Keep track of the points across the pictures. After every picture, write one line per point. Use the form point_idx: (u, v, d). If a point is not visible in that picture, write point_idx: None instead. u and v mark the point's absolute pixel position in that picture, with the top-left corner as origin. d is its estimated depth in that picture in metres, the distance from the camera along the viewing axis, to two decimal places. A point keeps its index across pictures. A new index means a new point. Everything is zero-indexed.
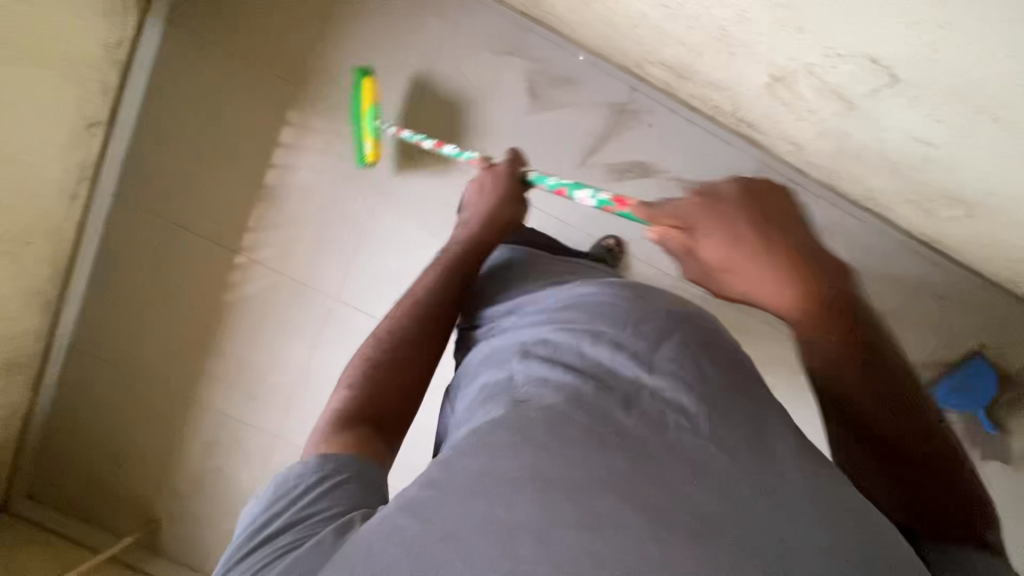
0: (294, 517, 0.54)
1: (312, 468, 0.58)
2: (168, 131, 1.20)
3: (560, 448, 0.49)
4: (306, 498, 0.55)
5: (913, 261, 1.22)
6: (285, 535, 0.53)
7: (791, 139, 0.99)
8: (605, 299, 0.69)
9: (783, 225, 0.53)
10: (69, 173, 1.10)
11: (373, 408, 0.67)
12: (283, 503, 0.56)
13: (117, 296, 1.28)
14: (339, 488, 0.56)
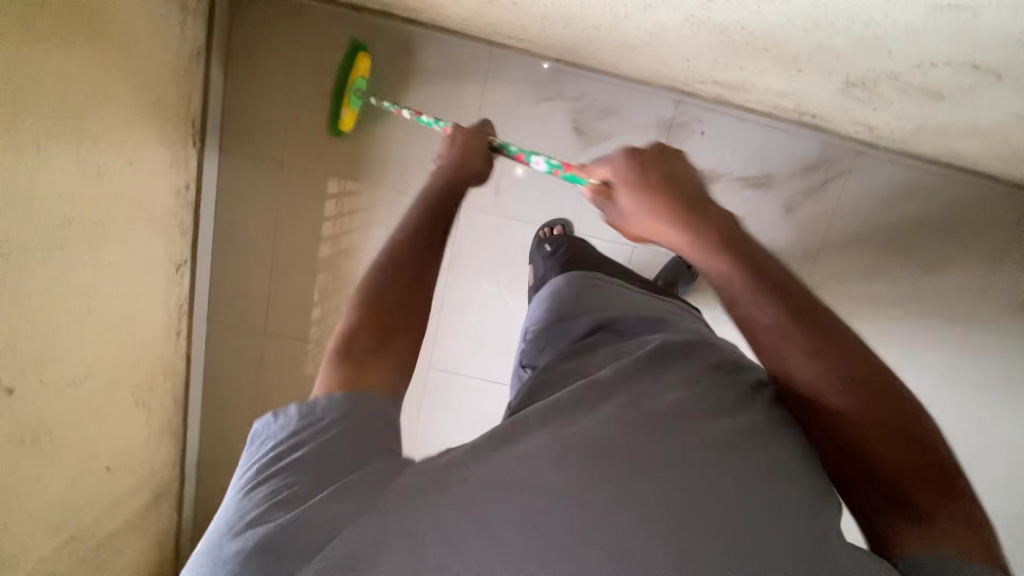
0: (302, 449, 0.45)
1: (320, 408, 0.48)
2: (242, 249, 1.25)
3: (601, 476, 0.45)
4: (312, 432, 0.46)
5: (1003, 203, 1.18)
6: (293, 471, 0.43)
7: (863, 123, 0.96)
8: (692, 356, 0.59)
9: (699, 213, 0.59)
10: (169, 313, 1.16)
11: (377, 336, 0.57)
12: (295, 431, 0.46)
13: (231, 409, 1.36)
14: (342, 429, 0.46)
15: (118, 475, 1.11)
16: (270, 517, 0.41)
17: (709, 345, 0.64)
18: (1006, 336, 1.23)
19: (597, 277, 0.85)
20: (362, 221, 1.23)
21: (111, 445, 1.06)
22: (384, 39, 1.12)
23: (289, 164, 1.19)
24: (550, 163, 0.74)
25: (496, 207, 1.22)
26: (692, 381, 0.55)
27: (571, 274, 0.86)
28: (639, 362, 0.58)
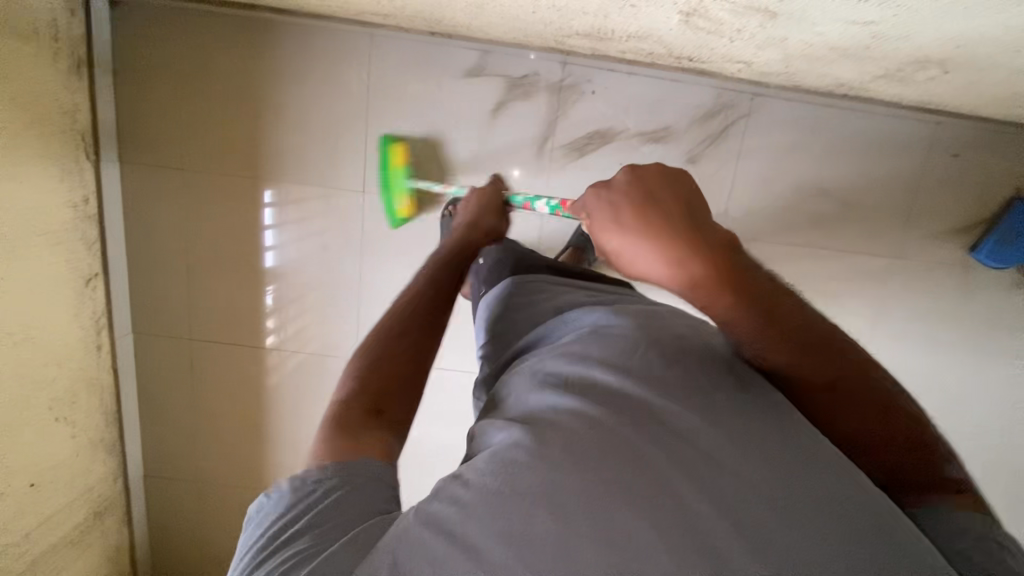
0: (303, 522, 0.46)
1: (312, 479, 0.49)
2: (155, 258, 1.26)
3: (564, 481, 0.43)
4: (329, 500, 0.47)
5: (911, 130, 1.15)
6: (304, 542, 0.44)
7: (739, 59, 0.95)
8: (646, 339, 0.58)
9: (676, 207, 0.61)
10: (86, 327, 1.19)
11: (377, 394, 0.60)
12: (293, 507, 0.48)
13: (167, 421, 1.36)
14: (352, 493, 0.48)
15: (47, 491, 1.11)
16: None
17: (663, 322, 0.63)
18: (932, 265, 1.21)
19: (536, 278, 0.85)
20: (271, 219, 1.23)
21: (33, 461, 1.07)
22: (260, 32, 1.12)
23: (190, 168, 1.20)
24: (552, 206, 0.99)
25: (400, 189, 1.20)
26: (670, 370, 0.53)
27: (510, 279, 0.85)
28: (599, 350, 0.56)
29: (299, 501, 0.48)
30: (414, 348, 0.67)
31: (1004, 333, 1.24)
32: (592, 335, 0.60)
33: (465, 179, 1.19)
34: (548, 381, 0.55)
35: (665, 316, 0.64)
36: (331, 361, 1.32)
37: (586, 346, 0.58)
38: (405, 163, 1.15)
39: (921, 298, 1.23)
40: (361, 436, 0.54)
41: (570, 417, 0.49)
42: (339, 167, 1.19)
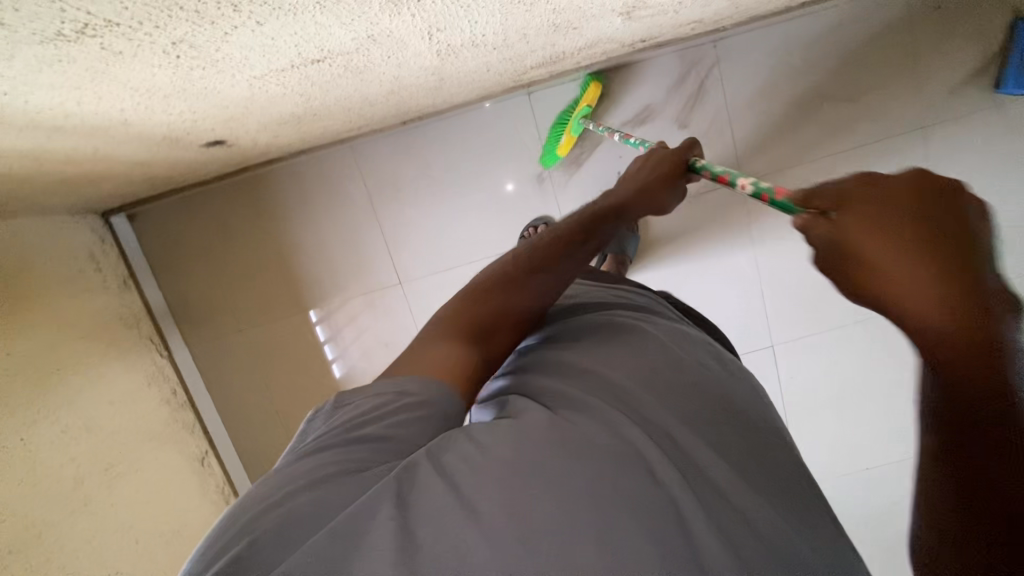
0: (367, 433, 0.47)
1: (384, 392, 0.51)
2: (248, 417, 1.35)
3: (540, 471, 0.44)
4: (392, 418, 0.49)
5: (886, 4, 1.12)
6: (347, 457, 0.46)
7: (689, 21, 0.95)
8: (680, 376, 0.57)
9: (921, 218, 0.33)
10: (214, 501, 1.28)
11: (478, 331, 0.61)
12: (348, 416, 0.49)
13: None
14: (409, 420, 0.49)
15: None
16: (302, 495, 0.42)
17: (684, 347, 0.64)
18: (967, 120, 1.15)
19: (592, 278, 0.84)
20: (322, 338, 1.30)
21: None
22: (260, 186, 1.21)
23: (247, 326, 1.29)
24: None
25: (431, 267, 1.25)
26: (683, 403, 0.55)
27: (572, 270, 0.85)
28: (619, 370, 0.57)
29: (366, 409, 0.50)
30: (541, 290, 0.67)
31: None
32: (616, 355, 0.60)
33: (485, 234, 1.23)
34: (588, 383, 0.56)
35: (688, 350, 0.63)
36: None
37: (603, 361, 0.59)
38: (585, 103, 1.10)
39: (969, 154, 1.16)
40: (433, 356, 0.57)
41: (577, 420, 0.50)
42: (370, 271, 1.26)
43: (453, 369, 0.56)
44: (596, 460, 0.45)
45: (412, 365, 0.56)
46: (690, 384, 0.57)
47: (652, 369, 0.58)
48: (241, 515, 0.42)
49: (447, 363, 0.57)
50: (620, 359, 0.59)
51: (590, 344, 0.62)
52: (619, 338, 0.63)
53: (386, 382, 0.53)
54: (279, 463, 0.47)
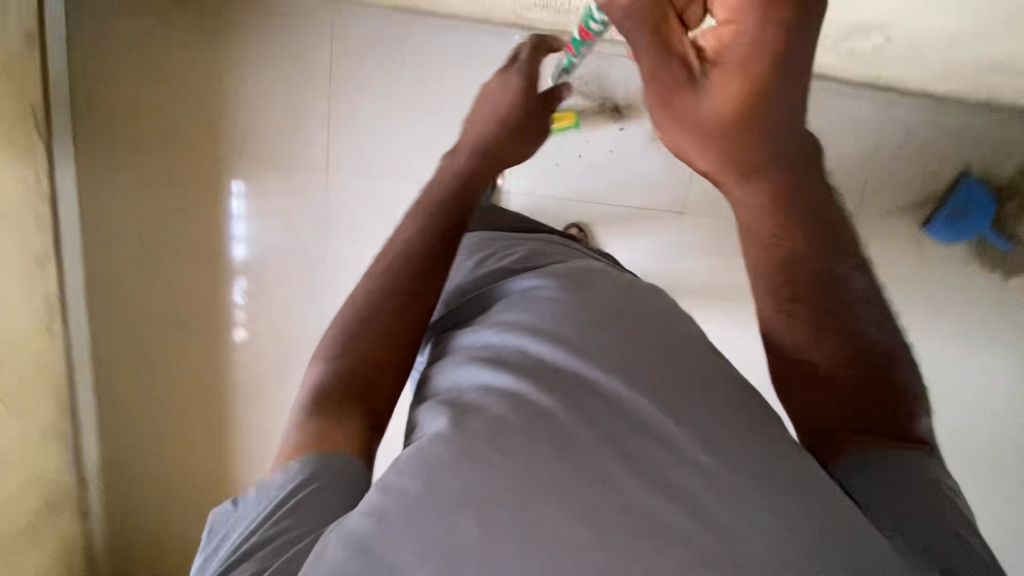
0: (269, 533, 0.51)
1: (280, 482, 0.56)
2: (112, 240, 1.23)
3: (467, 463, 0.48)
4: (290, 505, 0.53)
5: (865, 107, 1.19)
6: (257, 555, 0.49)
7: None
8: (602, 314, 0.64)
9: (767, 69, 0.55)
10: (37, 309, 1.14)
11: (350, 375, 0.66)
12: (244, 527, 0.53)
13: (129, 411, 1.32)
14: (313, 497, 0.54)
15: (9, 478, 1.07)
16: None
17: (630, 292, 0.71)
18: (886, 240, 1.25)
19: (510, 238, 0.89)
20: (235, 211, 1.22)
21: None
22: (221, 8, 1.12)
23: (149, 147, 1.18)
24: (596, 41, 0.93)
25: (365, 166, 1.19)
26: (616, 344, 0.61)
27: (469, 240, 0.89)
28: (531, 317, 0.64)
29: (256, 512, 0.54)
30: (376, 326, 0.71)
31: (955, 305, 1.29)
32: (530, 301, 0.68)
33: (429, 156, 1.19)
34: (512, 351, 0.61)
35: (643, 297, 0.70)
36: (294, 345, 1.29)
37: (520, 315, 0.66)
38: None
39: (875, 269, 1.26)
40: (321, 425, 0.61)
41: (488, 400, 0.55)
42: (302, 143, 1.18)
43: (347, 436, 0.60)
44: (516, 437, 0.50)
45: (303, 438, 0.60)
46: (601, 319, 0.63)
47: (577, 310, 0.65)
48: None
49: (338, 433, 0.61)
50: (548, 310, 0.65)
51: (517, 305, 0.68)
52: (544, 282, 0.70)
53: (287, 467, 0.57)
54: None
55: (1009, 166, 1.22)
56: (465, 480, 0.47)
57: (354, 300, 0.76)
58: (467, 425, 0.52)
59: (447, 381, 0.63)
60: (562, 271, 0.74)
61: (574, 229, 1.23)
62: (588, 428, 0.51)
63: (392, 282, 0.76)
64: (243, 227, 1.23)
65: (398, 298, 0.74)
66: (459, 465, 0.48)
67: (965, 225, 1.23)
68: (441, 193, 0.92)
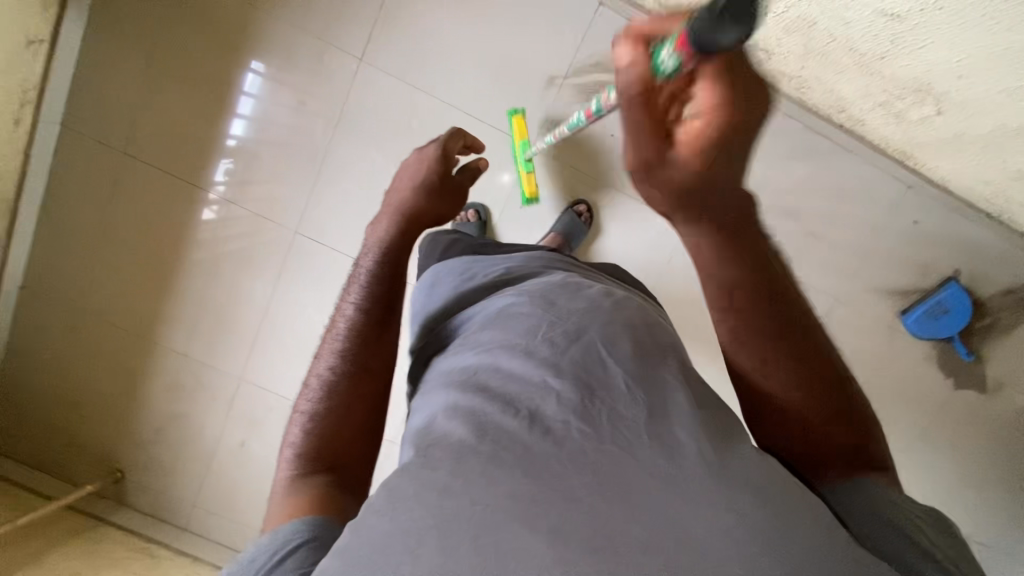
0: None
1: (261, 546, 0.53)
2: (110, 55, 1.14)
3: (428, 497, 0.47)
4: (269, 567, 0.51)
5: (888, 185, 1.22)
6: None
7: (760, 43, 0.97)
8: (580, 328, 0.62)
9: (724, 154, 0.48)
10: (9, 92, 1.04)
11: (328, 438, 0.64)
12: None
13: (68, 238, 1.23)
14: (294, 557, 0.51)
15: None
16: None
17: (624, 308, 0.68)
18: (866, 315, 1.28)
19: (495, 257, 0.89)
20: (246, 89, 1.16)
21: None
22: None
23: None
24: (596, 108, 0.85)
25: (398, 71, 1.15)
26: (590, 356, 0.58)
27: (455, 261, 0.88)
28: (506, 336, 0.63)
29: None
30: (338, 414, 0.65)
31: (907, 400, 1.33)
32: (505, 318, 0.66)
33: (465, 84, 1.16)
34: (484, 374, 0.59)
35: (631, 310, 0.68)
36: (265, 227, 1.22)
37: (494, 331, 0.65)
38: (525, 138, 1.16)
39: (844, 343, 1.30)
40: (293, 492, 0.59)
41: (454, 429, 0.53)
42: (343, 25, 1.13)
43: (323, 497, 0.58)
44: (474, 466, 0.49)
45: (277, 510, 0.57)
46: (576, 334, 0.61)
47: (551, 329, 0.62)
48: None
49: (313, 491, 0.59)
50: (524, 328, 0.63)
51: (493, 324, 0.67)
52: (526, 299, 0.69)
53: (263, 537, 0.54)
54: None
55: (994, 285, 1.27)
56: (431, 511, 0.46)
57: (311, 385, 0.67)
58: (431, 453, 0.51)
59: (423, 405, 0.61)
60: (539, 285, 0.73)
61: (581, 206, 1.21)
62: (547, 444, 0.49)
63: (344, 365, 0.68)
64: (254, 106, 1.17)
65: (354, 380, 0.67)
66: (426, 501, 0.47)
67: (940, 326, 1.26)
68: (379, 266, 0.74)
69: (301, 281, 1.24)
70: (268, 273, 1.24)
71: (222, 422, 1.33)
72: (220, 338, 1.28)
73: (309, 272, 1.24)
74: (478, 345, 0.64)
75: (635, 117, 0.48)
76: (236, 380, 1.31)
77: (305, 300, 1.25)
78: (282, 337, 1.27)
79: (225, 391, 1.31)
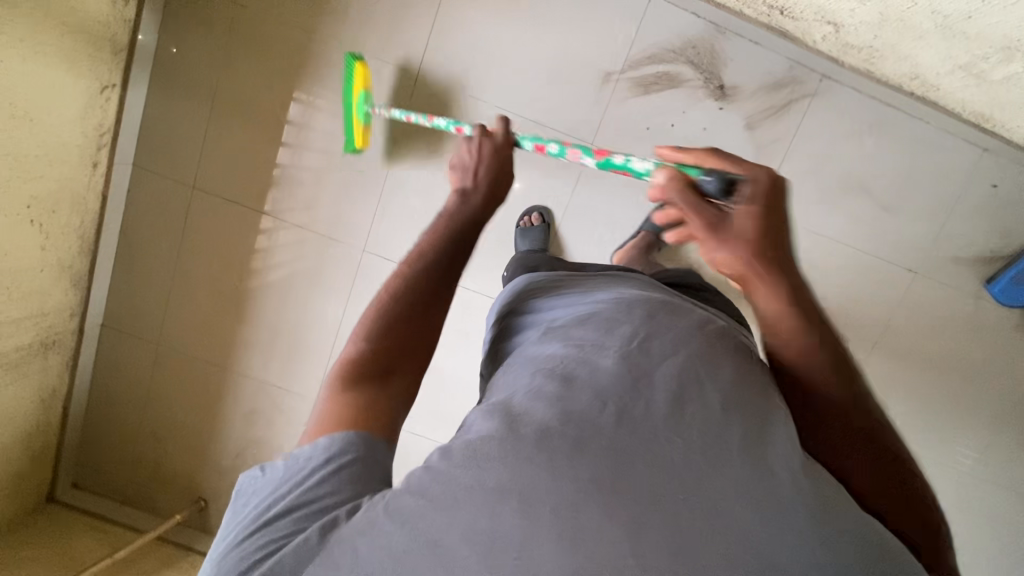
0: (286, 509, 0.44)
1: (307, 452, 0.47)
2: (176, 93, 1.18)
3: (513, 461, 0.43)
4: (315, 474, 0.45)
5: (962, 151, 1.18)
6: (282, 528, 0.43)
7: (829, 17, 0.95)
8: (686, 333, 0.55)
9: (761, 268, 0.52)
10: (87, 136, 1.07)
11: (384, 361, 0.55)
12: (266, 493, 0.46)
13: (146, 272, 1.26)
14: (346, 474, 0.46)
15: (16, 303, 1.01)
16: None
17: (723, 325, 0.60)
18: (946, 288, 1.24)
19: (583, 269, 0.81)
20: (294, 117, 1.19)
21: (10, 263, 0.98)
22: None
23: (243, 5, 1.14)
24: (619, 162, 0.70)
25: (455, 81, 1.16)
26: (695, 352, 0.53)
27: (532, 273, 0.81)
28: (602, 332, 0.57)
29: (284, 482, 0.46)
30: (414, 314, 0.58)
31: (998, 374, 1.27)
32: (597, 316, 0.60)
33: (523, 88, 1.16)
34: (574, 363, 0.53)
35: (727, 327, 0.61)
36: (331, 247, 1.23)
37: (589, 327, 0.58)
38: (363, 87, 1.07)
39: (926, 318, 1.25)
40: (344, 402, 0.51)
41: (540, 408, 0.48)
42: (400, 40, 1.15)
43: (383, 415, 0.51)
44: (562, 445, 0.44)
45: (329, 421, 0.49)
46: (685, 337, 0.55)
47: (659, 328, 0.56)
48: None
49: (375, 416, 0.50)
50: (620, 330, 0.56)
51: (582, 321, 0.60)
52: (622, 300, 0.62)
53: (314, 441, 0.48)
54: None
55: None
56: (512, 473, 0.43)
57: (410, 262, 0.62)
58: (511, 424, 0.47)
59: (496, 390, 0.55)
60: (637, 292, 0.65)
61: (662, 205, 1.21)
62: (633, 440, 0.45)
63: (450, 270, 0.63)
64: (320, 128, 1.19)
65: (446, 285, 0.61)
66: (515, 458, 0.44)
67: None
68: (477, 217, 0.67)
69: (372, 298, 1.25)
70: (337, 292, 1.25)
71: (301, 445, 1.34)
72: (295, 362, 1.30)
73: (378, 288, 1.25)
74: (564, 338, 0.58)
75: (699, 225, 0.53)
76: (312, 401, 1.32)
77: None
78: None
79: (302, 413, 1.32)
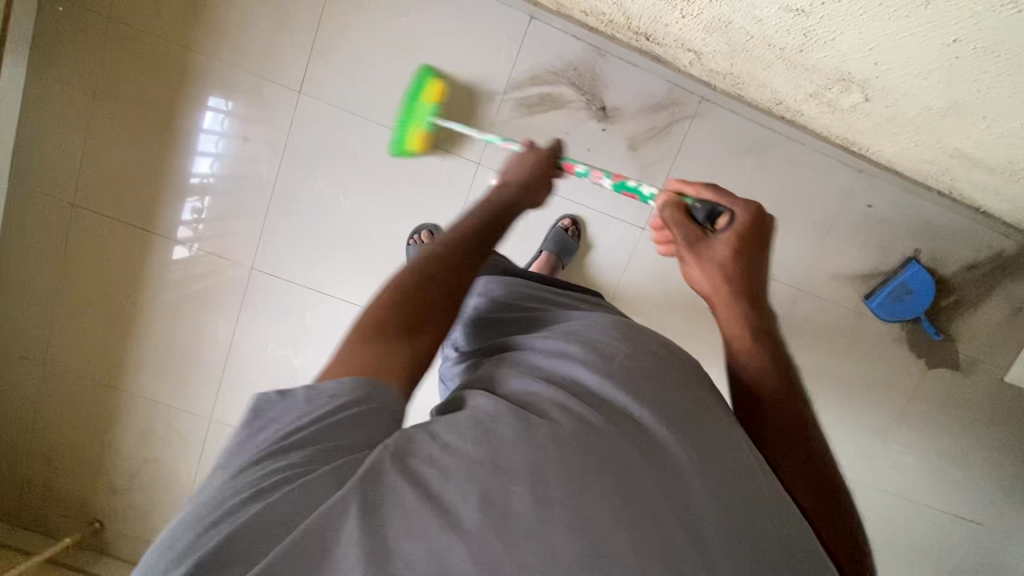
0: (303, 436, 0.40)
1: (334, 387, 0.42)
2: (54, 108, 1.15)
3: (538, 445, 0.43)
4: (335, 408, 0.41)
5: (840, 172, 1.22)
6: (300, 456, 0.39)
7: (687, 44, 0.98)
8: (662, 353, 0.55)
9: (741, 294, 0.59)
10: None
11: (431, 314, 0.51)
12: (288, 414, 0.41)
13: (26, 291, 1.23)
14: (369, 414, 0.42)
15: None
16: (247, 512, 0.37)
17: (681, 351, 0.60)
18: (831, 303, 1.28)
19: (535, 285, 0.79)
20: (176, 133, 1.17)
21: None
22: None
23: (118, 21, 1.12)
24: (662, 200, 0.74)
25: (338, 100, 1.15)
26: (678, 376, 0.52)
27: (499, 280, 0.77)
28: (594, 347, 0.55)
29: (307, 408, 0.41)
30: (460, 285, 0.55)
31: (883, 386, 1.32)
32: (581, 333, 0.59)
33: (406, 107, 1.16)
34: (575, 373, 0.51)
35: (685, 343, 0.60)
36: (220, 265, 1.22)
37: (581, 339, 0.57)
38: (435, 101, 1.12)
39: (812, 332, 1.29)
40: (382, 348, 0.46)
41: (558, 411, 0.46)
42: (280, 58, 1.14)
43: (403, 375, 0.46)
44: (579, 440, 0.44)
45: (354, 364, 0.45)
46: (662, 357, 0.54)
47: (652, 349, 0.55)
48: (199, 528, 0.37)
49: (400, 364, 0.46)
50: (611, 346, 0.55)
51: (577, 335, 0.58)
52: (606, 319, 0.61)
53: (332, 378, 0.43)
54: (191, 505, 0.39)
55: (955, 262, 1.26)
56: (531, 457, 0.42)
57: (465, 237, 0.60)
58: (528, 418, 0.45)
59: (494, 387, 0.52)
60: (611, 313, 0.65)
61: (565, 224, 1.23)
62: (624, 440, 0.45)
63: (487, 246, 0.61)
64: (199, 145, 1.17)
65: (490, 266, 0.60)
66: (529, 439, 0.43)
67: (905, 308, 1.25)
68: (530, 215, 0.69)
69: (263, 315, 1.24)
70: (227, 310, 1.24)
71: (197, 463, 1.32)
72: (185, 380, 1.28)
73: (269, 306, 1.24)
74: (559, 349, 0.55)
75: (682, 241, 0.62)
76: (205, 420, 1.30)
77: (266, 334, 1.25)
78: (247, 373, 1.27)
79: (195, 432, 1.31)
